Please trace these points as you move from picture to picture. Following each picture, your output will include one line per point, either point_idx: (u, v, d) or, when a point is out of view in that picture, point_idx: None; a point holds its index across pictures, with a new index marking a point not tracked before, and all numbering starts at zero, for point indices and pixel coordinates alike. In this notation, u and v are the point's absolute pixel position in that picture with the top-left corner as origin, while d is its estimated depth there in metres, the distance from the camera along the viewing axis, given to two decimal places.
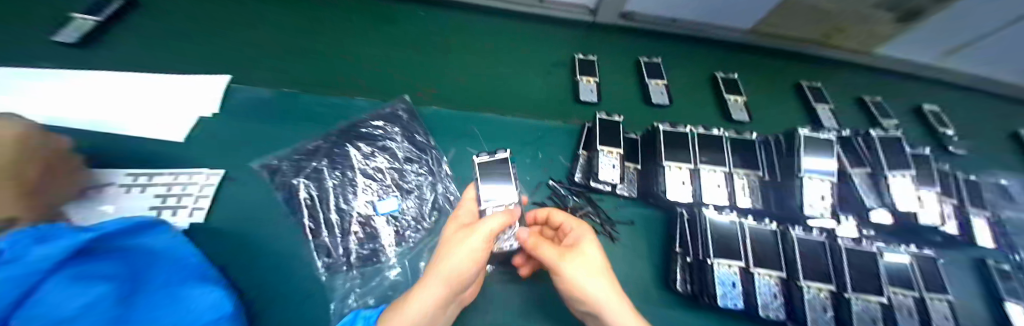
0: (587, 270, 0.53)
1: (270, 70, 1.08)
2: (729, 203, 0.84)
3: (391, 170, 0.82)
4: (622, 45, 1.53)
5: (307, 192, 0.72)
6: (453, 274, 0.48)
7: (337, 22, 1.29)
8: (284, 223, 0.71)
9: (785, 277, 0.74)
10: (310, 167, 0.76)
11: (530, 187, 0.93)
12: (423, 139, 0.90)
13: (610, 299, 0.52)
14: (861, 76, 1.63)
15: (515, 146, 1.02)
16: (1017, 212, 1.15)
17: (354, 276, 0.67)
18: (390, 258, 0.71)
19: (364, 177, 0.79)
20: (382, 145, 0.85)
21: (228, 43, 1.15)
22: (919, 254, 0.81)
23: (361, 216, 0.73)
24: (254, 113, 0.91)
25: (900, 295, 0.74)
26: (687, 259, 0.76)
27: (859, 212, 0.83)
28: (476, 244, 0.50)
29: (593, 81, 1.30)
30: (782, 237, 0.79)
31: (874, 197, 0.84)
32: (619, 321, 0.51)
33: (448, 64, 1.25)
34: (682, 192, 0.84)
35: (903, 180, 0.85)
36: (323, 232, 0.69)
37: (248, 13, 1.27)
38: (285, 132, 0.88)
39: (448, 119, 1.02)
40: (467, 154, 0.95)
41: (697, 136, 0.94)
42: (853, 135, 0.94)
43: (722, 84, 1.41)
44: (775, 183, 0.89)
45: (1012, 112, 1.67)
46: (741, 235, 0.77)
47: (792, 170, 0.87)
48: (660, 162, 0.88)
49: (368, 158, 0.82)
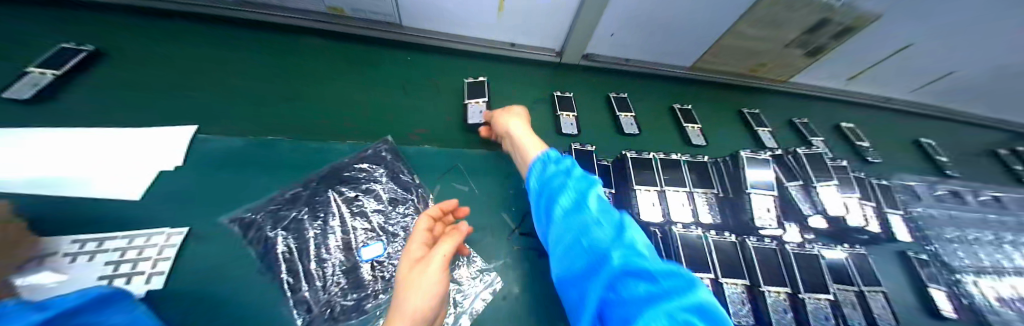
0: (514, 120, 0.98)
1: (245, 119, 1.05)
2: (693, 219, 0.93)
3: (375, 212, 0.82)
4: (590, 81, 1.71)
5: (285, 244, 0.70)
6: (410, 317, 0.52)
7: (317, 66, 1.33)
8: (256, 281, 0.66)
9: (751, 285, 0.83)
10: (289, 217, 0.74)
11: (517, 218, 0.98)
12: (408, 178, 0.93)
13: (521, 132, 0.91)
14: (787, 100, 1.94)
15: (500, 181, 1.05)
16: (926, 207, 1.36)
17: None
18: (377, 308, 0.67)
19: (344, 223, 0.77)
20: (366, 187, 0.86)
21: (201, 90, 1.13)
22: (854, 252, 0.97)
23: (345, 264, 0.71)
24: (228, 161, 0.88)
25: (845, 292, 0.87)
26: None
27: (798, 219, 0.98)
28: (433, 273, 0.59)
29: (572, 116, 1.42)
30: (741, 248, 0.89)
31: (807, 204, 0.98)
32: (522, 139, 0.88)
33: (429, 104, 1.30)
34: (654, 213, 0.91)
35: (832, 188, 0.97)
36: (304, 286, 0.66)
37: (228, 57, 1.28)
38: (261, 179, 0.85)
39: (428, 157, 1.04)
40: (455, 191, 0.98)
41: (659, 160, 1.03)
42: (786, 152, 1.07)
43: (679, 114, 1.60)
44: (729, 198, 1.01)
45: (908, 123, 2.04)
46: (708, 248, 0.85)
47: (741, 186, 0.98)
48: (632, 186, 0.95)
49: (351, 202, 0.82)
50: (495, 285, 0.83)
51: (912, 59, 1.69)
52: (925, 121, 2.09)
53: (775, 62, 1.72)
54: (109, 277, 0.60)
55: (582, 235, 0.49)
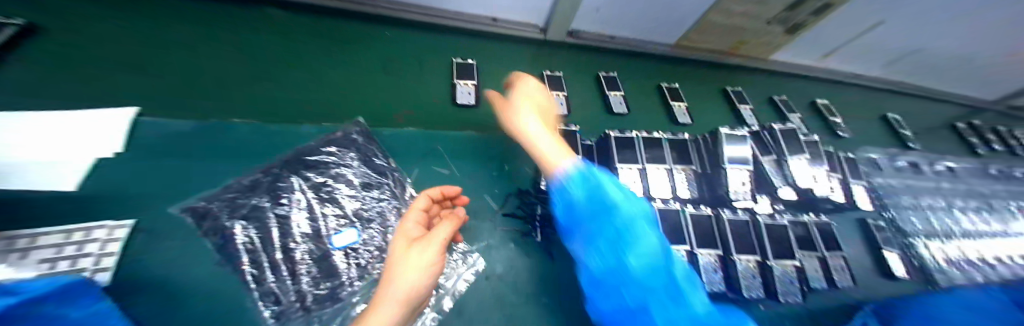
0: (530, 113, 0.76)
1: (207, 98, 0.98)
2: (673, 195, 0.95)
3: (348, 198, 0.78)
4: (578, 60, 1.66)
5: (244, 235, 0.65)
6: (403, 293, 0.52)
7: (281, 41, 1.23)
8: (221, 275, 0.62)
9: (723, 254, 0.87)
10: (249, 205, 0.69)
11: (500, 200, 0.97)
12: (382, 162, 0.90)
13: (539, 134, 0.71)
14: (770, 79, 1.96)
15: (483, 165, 1.03)
16: (886, 177, 1.46)
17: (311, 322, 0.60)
18: (353, 296, 0.66)
19: (312, 211, 0.73)
20: (335, 172, 0.82)
21: (153, 66, 1.03)
22: (820, 220, 1.03)
23: (314, 253, 0.67)
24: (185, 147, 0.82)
25: (808, 257, 0.93)
26: None
27: (769, 191, 1.01)
28: (430, 252, 0.60)
29: (562, 95, 1.40)
30: (716, 220, 0.92)
31: (780, 178, 1.01)
32: (540, 145, 0.70)
33: (410, 84, 1.25)
34: (635, 190, 0.92)
35: (801, 161, 1.02)
36: (269, 276, 0.62)
37: (180, 30, 1.16)
38: (223, 166, 0.80)
39: (406, 139, 1.01)
40: (434, 173, 0.96)
41: (642, 138, 1.03)
42: (761, 129, 1.11)
43: (666, 92, 1.61)
44: (705, 173, 1.03)
45: (878, 99, 2.14)
46: (684, 222, 0.87)
47: (718, 162, 0.99)
48: (614, 165, 0.96)
49: (318, 188, 0.77)
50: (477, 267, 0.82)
51: (883, 36, 1.74)
52: (891, 97, 2.20)
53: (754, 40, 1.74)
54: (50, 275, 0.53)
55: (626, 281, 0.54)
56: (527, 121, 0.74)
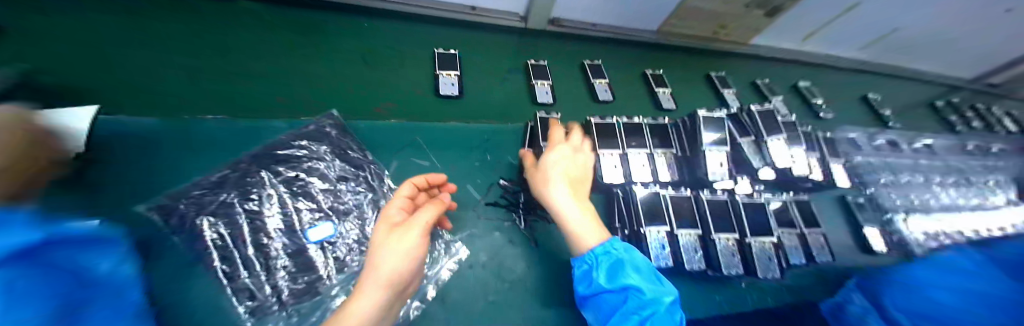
0: (558, 181, 0.74)
1: (186, 96, 1.05)
2: (653, 178, 0.98)
3: (324, 192, 0.78)
4: (561, 47, 1.70)
5: (213, 233, 0.64)
6: (385, 277, 0.52)
7: (259, 39, 1.29)
8: (190, 270, 0.64)
9: (704, 235, 0.96)
10: (216, 201, 0.67)
11: (482, 190, 1.04)
12: (358, 155, 0.91)
13: (567, 205, 0.71)
14: (752, 64, 2.00)
15: (466, 158, 1.11)
16: (867, 156, 1.48)
17: (287, 315, 0.61)
18: (331, 287, 0.67)
19: (286, 207, 0.73)
20: (308, 166, 0.81)
21: (130, 63, 1.09)
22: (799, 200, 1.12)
23: (291, 247, 0.68)
24: (161, 144, 0.86)
25: (787, 234, 1.03)
26: (626, 232, 0.93)
27: (750, 172, 1.04)
28: (415, 233, 0.58)
29: (547, 84, 1.48)
30: (695, 201, 1.00)
31: (760, 158, 1.02)
32: (569, 218, 0.69)
33: (392, 81, 1.32)
34: (616, 175, 0.93)
35: (780, 142, 1.03)
36: (242, 273, 0.62)
37: (155, 27, 1.21)
38: (195, 161, 0.85)
39: (381, 131, 1.06)
40: (413, 164, 1.02)
41: (623, 124, 1.04)
42: (740, 110, 1.12)
43: (651, 79, 1.63)
44: (687, 157, 1.07)
45: (863, 81, 2.20)
46: (664, 203, 0.95)
47: (698, 145, 1.01)
48: (596, 151, 0.95)
49: (290, 182, 0.77)
50: (458, 255, 0.86)
51: (860, 18, 1.78)
52: (875, 78, 2.26)
53: (735, 23, 1.76)
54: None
55: None
56: (557, 191, 0.72)
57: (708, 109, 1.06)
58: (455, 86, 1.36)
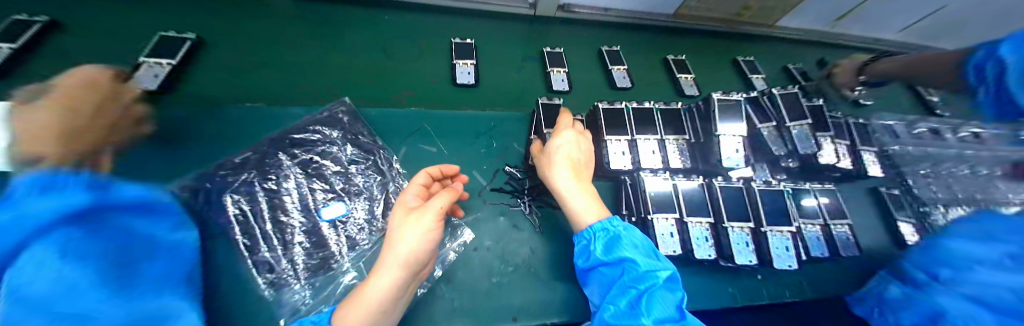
0: (564, 169, 0.87)
1: (234, 85, 1.54)
2: (664, 165, 1.35)
3: (340, 175, 1.08)
4: (560, 35, 2.09)
5: (238, 208, 0.94)
6: (404, 260, 0.61)
7: (299, 39, 1.79)
8: (223, 242, 0.94)
9: (716, 223, 1.27)
10: (241, 178, 0.98)
11: (488, 177, 1.25)
12: (367, 141, 1.19)
13: (571, 191, 0.84)
14: (771, 45, 2.41)
15: (471, 145, 1.34)
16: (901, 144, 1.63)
17: (299, 289, 0.87)
18: (343, 264, 0.94)
19: (307, 191, 1.01)
20: (322, 149, 1.11)
21: (207, 57, 1.62)
22: (818, 188, 1.43)
23: (303, 227, 0.96)
24: (208, 138, 1.21)
25: (807, 225, 1.34)
26: (632, 218, 1.27)
27: (757, 144, 1.41)
28: (429, 219, 0.65)
29: (562, 71, 1.83)
30: (707, 188, 1.32)
31: (780, 145, 1.36)
32: (572, 203, 0.83)
33: (410, 76, 1.72)
34: (621, 160, 1.30)
35: (798, 128, 1.36)
36: (262, 249, 0.90)
37: (228, 29, 1.76)
38: (237, 144, 1.22)
39: (383, 117, 1.33)
40: (423, 151, 1.28)
41: (631, 108, 1.43)
42: (761, 96, 1.46)
43: (674, 67, 1.99)
44: (700, 143, 1.43)
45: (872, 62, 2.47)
46: (676, 197, 1.27)
47: (711, 130, 1.37)
48: (603, 138, 1.34)
49: (307, 161, 1.07)
50: (463, 239, 1.04)
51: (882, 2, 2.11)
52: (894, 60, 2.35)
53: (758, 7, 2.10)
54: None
55: (626, 310, 0.57)
56: (560, 177, 0.86)
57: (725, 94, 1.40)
58: (470, 74, 1.74)
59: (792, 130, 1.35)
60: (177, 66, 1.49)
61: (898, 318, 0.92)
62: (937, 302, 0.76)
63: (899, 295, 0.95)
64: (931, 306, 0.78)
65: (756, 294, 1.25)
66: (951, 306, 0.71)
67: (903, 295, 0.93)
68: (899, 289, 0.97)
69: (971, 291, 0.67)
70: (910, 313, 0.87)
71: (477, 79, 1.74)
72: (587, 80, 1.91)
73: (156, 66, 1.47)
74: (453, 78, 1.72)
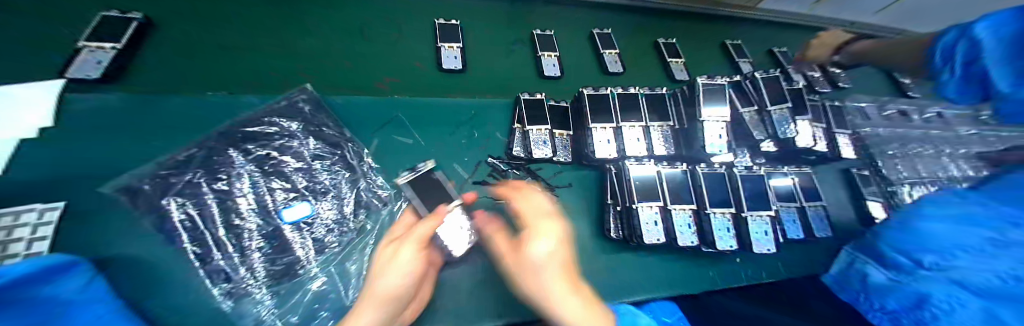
0: (545, 271, 0.68)
1: (194, 72, 1.48)
2: (648, 153, 1.41)
3: (303, 171, 1.15)
4: (549, 19, 2.19)
5: (182, 213, 0.93)
6: (383, 295, 0.69)
7: (267, 21, 1.72)
8: (176, 254, 0.97)
9: (698, 209, 1.34)
10: (183, 181, 0.96)
11: (471, 169, 1.39)
12: (331, 133, 1.26)
13: (560, 291, 0.64)
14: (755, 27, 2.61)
15: (454, 131, 1.48)
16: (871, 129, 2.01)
17: (263, 297, 0.94)
18: (311, 269, 1.03)
19: (279, 190, 1.09)
20: (278, 144, 1.15)
21: (164, 38, 1.54)
22: (799, 172, 1.55)
23: (262, 234, 1.00)
24: (146, 129, 1.21)
25: (786, 206, 1.44)
26: (619, 207, 1.32)
27: (742, 132, 1.45)
28: (409, 252, 0.76)
29: (553, 56, 1.95)
30: (692, 176, 1.39)
31: (764, 131, 1.40)
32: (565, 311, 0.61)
33: (395, 62, 1.76)
34: (604, 148, 1.38)
35: (780, 112, 1.40)
36: (216, 256, 0.93)
37: (186, 7, 1.67)
38: (183, 136, 1.23)
39: (353, 106, 1.41)
40: (398, 142, 1.38)
41: (615, 94, 1.48)
42: (744, 80, 1.50)
43: (666, 52, 2.17)
44: (683, 128, 1.48)
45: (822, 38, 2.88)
46: (659, 184, 1.32)
47: (696, 114, 1.38)
48: (590, 126, 1.41)
49: (264, 157, 1.11)
50: None
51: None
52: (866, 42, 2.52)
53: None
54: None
55: None
56: (546, 283, 0.66)
57: (709, 77, 1.40)
58: (456, 59, 1.80)
59: (773, 114, 1.40)
60: (122, 51, 1.39)
61: (880, 303, 0.99)
62: (921, 288, 0.84)
63: (883, 280, 1.02)
64: (915, 290, 0.86)
65: (736, 277, 1.38)
66: (937, 290, 0.79)
67: (886, 281, 1.00)
68: (883, 274, 1.04)
69: (958, 276, 0.76)
70: (893, 297, 0.94)
71: (463, 64, 1.80)
72: (573, 65, 2.02)
73: (98, 50, 1.36)
74: (439, 63, 1.77)
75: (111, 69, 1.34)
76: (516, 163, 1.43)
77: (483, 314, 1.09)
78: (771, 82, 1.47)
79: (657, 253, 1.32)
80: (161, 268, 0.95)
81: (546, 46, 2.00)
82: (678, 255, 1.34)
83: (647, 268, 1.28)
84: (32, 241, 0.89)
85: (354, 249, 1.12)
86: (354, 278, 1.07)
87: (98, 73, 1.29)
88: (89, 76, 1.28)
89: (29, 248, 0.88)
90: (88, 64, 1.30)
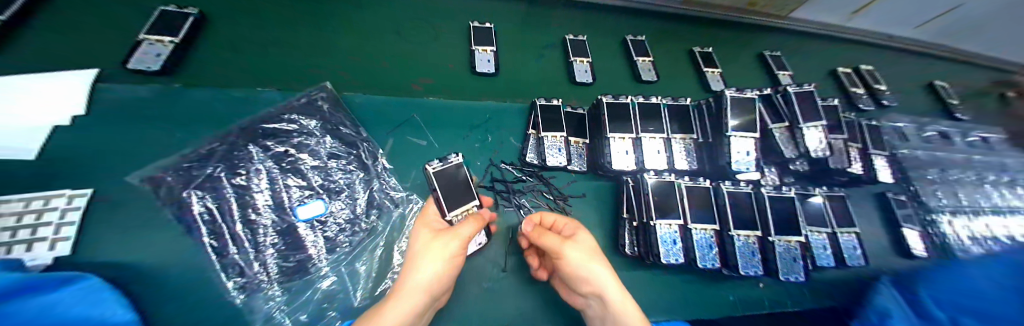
0: (590, 259, 0.83)
1: (242, 69, 1.53)
2: (671, 167, 1.40)
3: (318, 170, 1.16)
4: (582, 25, 2.24)
5: (201, 204, 0.94)
6: (421, 286, 0.74)
7: (311, 19, 1.77)
8: (190, 248, 1.05)
9: (722, 230, 1.30)
10: (202, 175, 0.97)
11: (482, 172, 1.39)
12: (348, 133, 1.28)
13: (608, 280, 0.81)
14: (778, 39, 2.67)
15: (469, 135, 1.49)
16: (910, 148, 2.02)
17: (275, 292, 0.98)
18: (321, 269, 1.06)
19: (293, 187, 1.10)
20: (294, 142, 1.16)
21: (215, 35, 1.60)
22: (832, 194, 1.52)
23: (276, 231, 1.02)
24: (169, 121, 1.26)
25: (814, 231, 1.42)
26: (634, 223, 1.29)
27: (768, 151, 1.45)
28: (454, 245, 0.82)
29: (585, 62, 1.97)
30: (716, 193, 1.35)
31: (793, 149, 1.37)
32: (611, 295, 0.80)
33: (428, 63, 1.77)
34: (625, 160, 1.35)
35: (813, 129, 1.36)
36: (232, 250, 0.96)
37: (236, 4, 1.74)
38: (207, 130, 1.27)
39: (372, 107, 1.45)
40: (414, 143, 1.42)
41: (641, 104, 1.46)
42: (775, 93, 1.46)
43: (700, 62, 2.22)
44: (708, 143, 1.46)
45: (855, 54, 2.86)
46: (680, 199, 1.29)
47: (724, 130, 1.36)
48: (606, 136, 1.37)
49: (280, 152, 1.12)
50: None
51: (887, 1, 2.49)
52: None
53: (763, 4, 2.49)
54: (9, 245, 0.87)
55: None
56: (596, 272, 0.81)
57: (738, 91, 1.39)
58: (489, 63, 1.81)
59: (805, 132, 1.37)
60: (179, 44, 1.46)
61: None
62: None
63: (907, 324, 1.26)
64: None
65: (758, 303, 1.37)
66: None
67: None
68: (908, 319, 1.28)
69: None
70: None
71: (496, 67, 1.81)
72: (604, 72, 2.06)
73: (157, 44, 1.44)
74: (473, 65, 1.79)
75: (167, 62, 1.40)
76: (530, 170, 1.42)
77: (489, 321, 1.09)
78: (806, 97, 1.43)
79: (672, 272, 1.32)
80: (172, 262, 1.02)
81: (578, 51, 2.01)
82: (691, 274, 1.33)
83: (660, 284, 1.29)
84: (61, 225, 0.97)
85: (362, 250, 1.14)
86: (364, 278, 1.10)
87: (157, 65, 1.36)
88: (150, 68, 1.35)
89: (58, 232, 0.96)
90: (149, 56, 1.38)
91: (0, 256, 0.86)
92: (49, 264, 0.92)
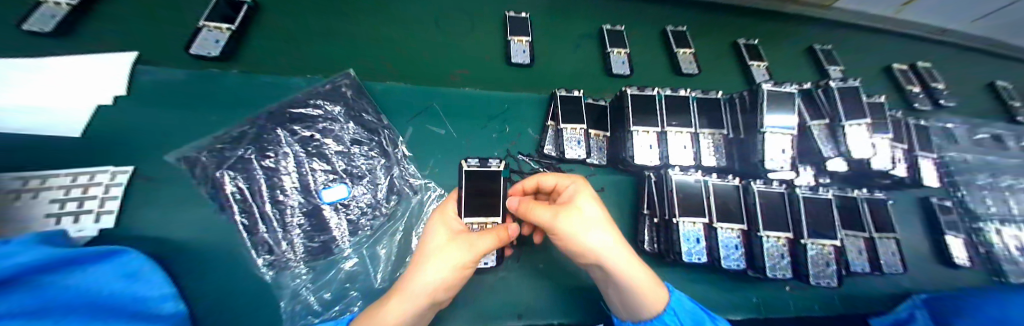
0: (585, 226, 0.76)
1: (297, 58, 1.57)
2: (700, 165, 1.36)
3: (342, 155, 1.19)
4: (619, 15, 2.17)
5: (235, 184, 0.99)
6: (427, 288, 0.73)
7: (358, 8, 1.80)
8: (222, 226, 1.10)
9: (749, 230, 1.26)
10: (234, 157, 1.01)
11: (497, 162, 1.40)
12: (370, 120, 1.31)
13: (609, 248, 0.75)
14: (820, 33, 2.51)
15: (489, 126, 1.48)
16: (959, 150, 1.89)
17: (301, 272, 1.03)
18: (343, 251, 1.10)
19: (318, 171, 1.13)
20: (320, 127, 1.19)
21: (267, 23, 1.64)
22: (875, 198, 1.44)
23: (302, 212, 1.06)
24: (199, 104, 1.30)
25: (851, 237, 1.36)
26: (654, 219, 1.27)
27: (807, 149, 1.37)
28: (466, 257, 0.77)
29: (623, 53, 1.92)
30: (745, 191, 1.30)
31: (831, 149, 1.31)
32: (613, 261, 0.75)
33: (466, 53, 1.77)
34: (648, 155, 1.31)
35: (856, 127, 1.31)
36: (261, 229, 1.00)
37: None
38: (242, 113, 1.32)
39: (395, 96, 1.46)
40: (433, 132, 1.42)
41: (677, 98, 1.42)
42: (812, 88, 1.41)
43: (744, 55, 2.13)
44: (739, 139, 1.42)
45: (904, 50, 2.67)
46: (706, 196, 1.25)
47: (758, 126, 1.29)
48: (630, 128, 1.33)
49: (307, 137, 1.15)
50: None
51: None
52: None
53: None
54: (59, 216, 0.96)
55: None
56: (593, 240, 0.75)
57: (775, 85, 1.33)
58: (525, 54, 1.78)
59: (846, 130, 1.30)
60: (236, 31, 1.52)
61: None
62: None
63: None
64: None
65: (784, 305, 1.33)
66: None
67: None
68: None
69: None
70: None
71: (531, 58, 1.78)
72: (638, 63, 1.99)
73: (215, 30, 1.50)
74: (509, 56, 1.77)
75: (227, 48, 1.47)
76: (546, 162, 1.40)
77: (504, 307, 1.12)
78: (852, 94, 1.36)
79: (694, 272, 1.30)
80: (207, 238, 1.08)
81: (615, 41, 1.96)
82: (713, 273, 1.31)
83: (681, 282, 1.27)
84: (105, 199, 1.05)
85: (380, 236, 1.16)
86: (384, 262, 1.13)
87: (218, 51, 1.43)
88: (212, 54, 1.42)
89: (103, 205, 1.04)
90: (208, 42, 1.46)
91: (52, 226, 0.94)
92: (93, 237, 0.99)
